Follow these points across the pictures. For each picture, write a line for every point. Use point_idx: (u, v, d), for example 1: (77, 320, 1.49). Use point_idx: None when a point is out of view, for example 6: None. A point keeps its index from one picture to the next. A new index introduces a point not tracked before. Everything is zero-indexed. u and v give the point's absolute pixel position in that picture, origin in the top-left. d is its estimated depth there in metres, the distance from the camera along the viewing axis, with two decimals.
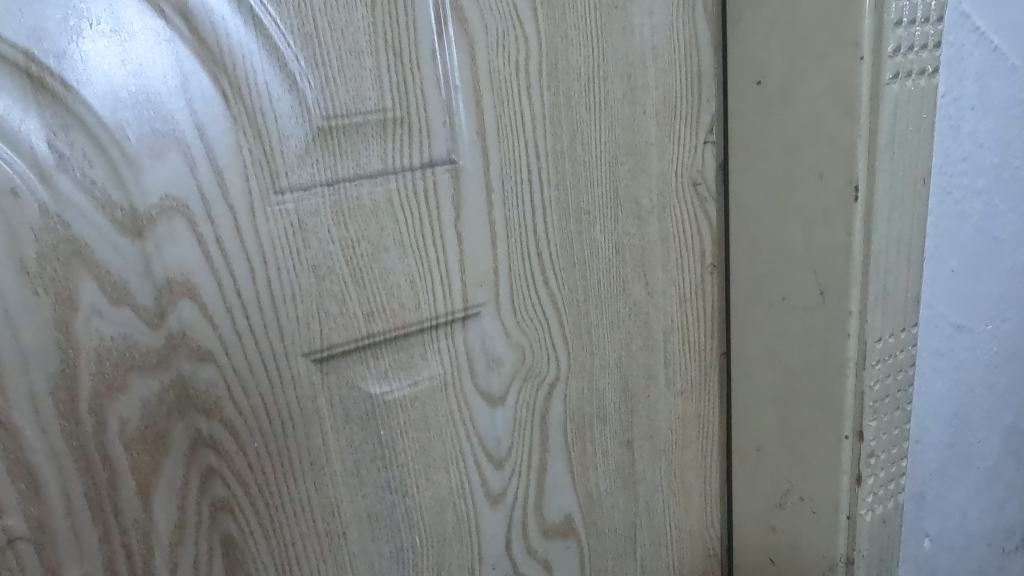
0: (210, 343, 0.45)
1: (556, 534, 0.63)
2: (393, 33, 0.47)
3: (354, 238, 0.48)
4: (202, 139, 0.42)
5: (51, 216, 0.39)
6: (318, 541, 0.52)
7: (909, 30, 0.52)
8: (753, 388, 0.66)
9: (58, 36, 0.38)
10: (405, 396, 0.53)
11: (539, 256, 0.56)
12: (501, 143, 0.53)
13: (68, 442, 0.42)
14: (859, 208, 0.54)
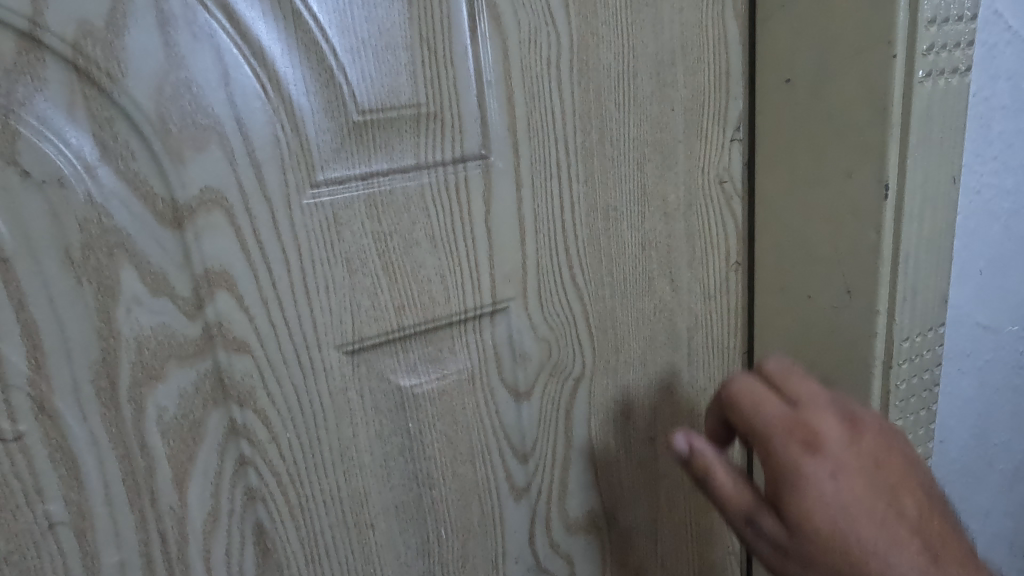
0: (245, 333, 0.46)
1: (579, 529, 0.63)
2: (428, 28, 0.48)
3: (387, 232, 0.49)
4: (242, 133, 0.43)
5: (96, 207, 0.40)
6: (346, 532, 0.52)
7: (943, 28, 0.51)
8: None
9: (105, 28, 0.39)
10: (433, 389, 0.53)
11: (566, 251, 0.57)
12: (531, 138, 0.53)
13: (107, 428, 0.43)
14: (889, 207, 0.54)
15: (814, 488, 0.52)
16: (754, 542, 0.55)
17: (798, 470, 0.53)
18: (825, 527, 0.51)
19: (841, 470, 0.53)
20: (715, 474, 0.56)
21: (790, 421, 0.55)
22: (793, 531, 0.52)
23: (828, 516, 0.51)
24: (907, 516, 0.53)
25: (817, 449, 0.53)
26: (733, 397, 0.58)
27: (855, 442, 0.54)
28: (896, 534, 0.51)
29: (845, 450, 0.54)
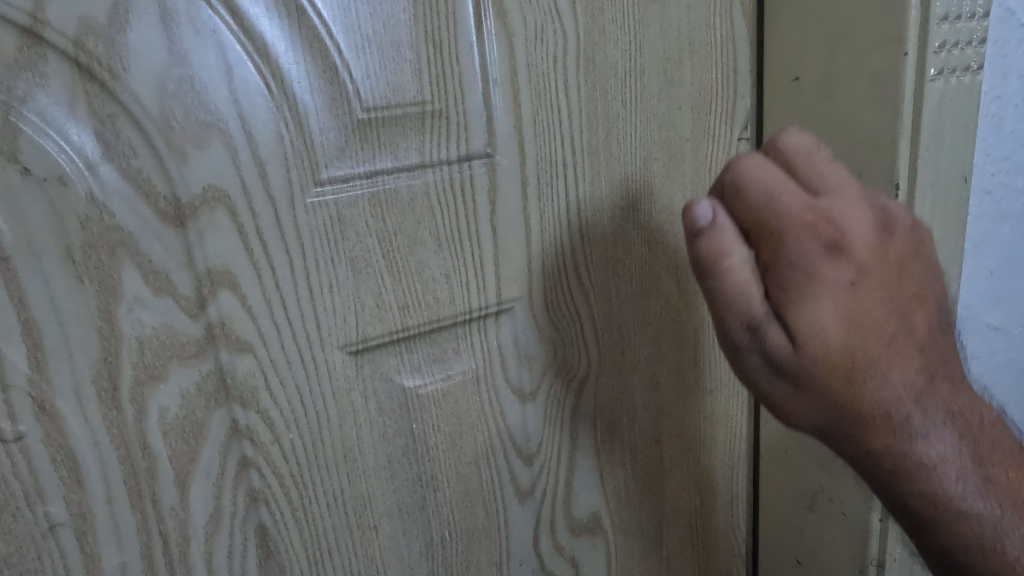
0: (248, 333, 0.45)
1: (584, 532, 0.63)
2: (433, 26, 0.47)
3: (392, 232, 0.48)
4: (245, 131, 0.42)
5: (97, 205, 0.39)
6: (350, 534, 0.52)
7: (955, 25, 0.51)
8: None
9: (107, 24, 0.38)
10: (437, 390, 0.53)
11: (572, 251, 0.56)
12: (537, 137, 0.52)
13: (109, 429, 0.42)
14: None
15: (820, 322, 0.45)
16: (750, 363, 0.49)
17: (819, 279, 0.45)
18: (834, 342, 0.45)
19: (862, 276, 0.46)
20: (727, 268, 0.46)
21: (801, 212, 0.46)
22: (801, 346, 0.46)
23: (839, 334, 0.46)
24: (916, 338, 0.47)
25: (841, 256, 0.46)
26: (739, 190, 0.47)
27: (879, 232, 0.47)
28: (908, 376, 0.46)
29: (868, 251, 0.46)
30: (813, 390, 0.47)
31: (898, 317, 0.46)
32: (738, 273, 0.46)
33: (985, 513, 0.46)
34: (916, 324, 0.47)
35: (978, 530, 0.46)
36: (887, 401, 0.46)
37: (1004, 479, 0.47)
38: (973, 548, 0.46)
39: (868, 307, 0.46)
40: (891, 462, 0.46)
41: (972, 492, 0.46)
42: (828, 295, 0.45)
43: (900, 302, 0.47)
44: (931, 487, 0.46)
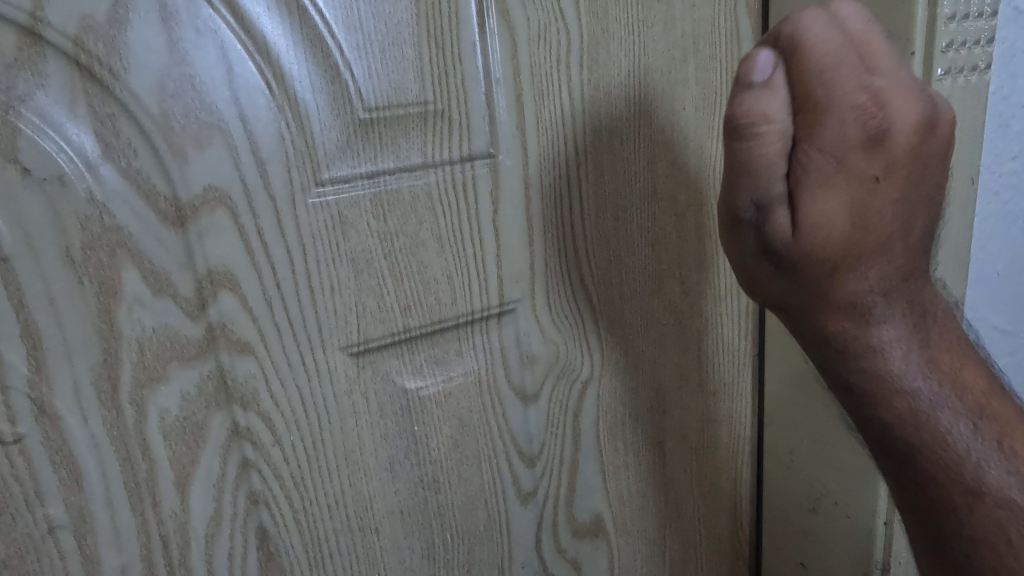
0: (249, 335, 0.45)
1: (586, 535, 0.62)
2: (435, 24, 0.47)
3: (393, 232, 0.48)
4: (246, 130, 0.42)
5: (97, 205, 0.39)
6: (351, 537, 0.51)
7: (962, 25, 0.50)
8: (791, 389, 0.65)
9: (107, 23, 0.38)
10: (439, 392, 0.52)
11: (575, 251, 0.56)
12: (540, 136, 0.52)
13: (109, 431, 0.42)
14: None
15: (827, 208, 0.45)
16: (739, 233, 0.49)
17: (847, 171, 0.44)
18: (834, 231, 0.46)
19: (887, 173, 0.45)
20: (761, 138, 0.44)
21: (852, 91, 0.43)
22: (799, 225, 0.46)
23: (841, 221, 0.45)
24: (909, 237, 0.48)
25: (878, 153, 0.44)
26: (796, 53, 0.43)
27: (921, 129, 0.45)
28: (888, 271, 0.48)
29: (902, 147, 0.45)
30: (796, 267, 0.47)
31: (901, 219, 0.47)
32: (770, 146, 0.44)
33: (926, 398, 0.48)
34: (912, 226, 0.48)
35: (913, 410, 0.48)
36: (859, 295, 0.48)
37: (948, 367, 0.49)
38: (908, 429, 0.48)
39: (876, 206, 0.46)
40: (843, 340, 0.49)
41: (919, 379, 0.49)
42: (845, 181, 0.45)
43: (907, 207, 0.47)
44: (878, 366, 0.49)
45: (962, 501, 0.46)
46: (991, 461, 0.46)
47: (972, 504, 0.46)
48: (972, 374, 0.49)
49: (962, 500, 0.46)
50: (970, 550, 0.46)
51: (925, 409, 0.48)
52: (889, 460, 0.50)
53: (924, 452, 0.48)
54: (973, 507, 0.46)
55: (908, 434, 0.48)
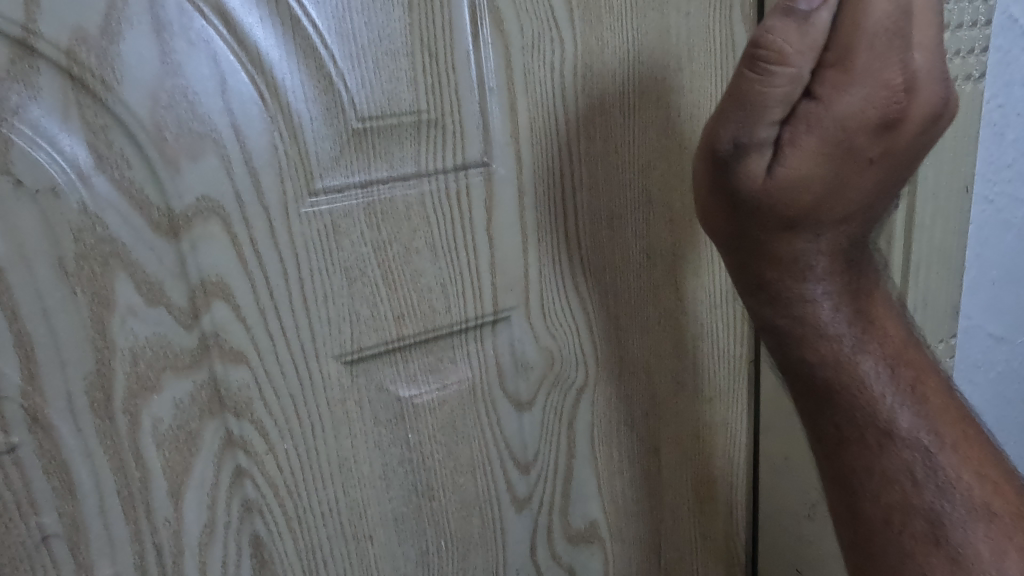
0: (242, 344, 0.45)
1: (581, 541, 0.62)
2: (429, 34, 0.47)
3: (387, 241, 0.48)
4: (239, 140, 0.42)
5: (90, 216, 0.39)
6: (345, 544, 0.51)
7: (956, 34, 0.50)
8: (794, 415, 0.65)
9: (100, 35, 0.38)
10: (433, 400, 0.53)
11: (569, 259, 0.56)
12: (535, 144, 0.52)
13: (102, 440, 0.42)
14: (899, 216, 0.53)
15: (804, 168, 0.44)
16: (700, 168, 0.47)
17: (844, 142, 0.43)
18: (808, 192, 0.45)
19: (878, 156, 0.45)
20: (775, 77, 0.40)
21: (884, 59, 0.41)
22: (773, 179, 0.45)
23: (815, 187, 0.45)
24: (870, 209, 0.48)
25: (882, 135, 0.44)
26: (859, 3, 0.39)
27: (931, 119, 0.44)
28: (840, 235, 0.48)
29: (906, 134, 0.44)
30: (755, 216, 0.47)
31: (870, 189, 0.47)
32: (782, 89, 0.41)
33: (849, 347, 0.50)
34: (880, 200, 0.48)
35: (840, 356, 0.50)
36: (806, 248, 0.48)
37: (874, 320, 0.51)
38: (833, 373, 0.50)
39: (853, 181, 0.45)
40: (779, 283, 0.50)
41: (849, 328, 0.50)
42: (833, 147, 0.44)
43: (881, 183, 0.47)
44: (811, 316, 0.50)
45: (871, 444, 0.50)
46: (904, 410, 0.50)
47: (883, 448, 0.49)
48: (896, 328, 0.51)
49: (872, 439, 0.50)
50: (879, 488, 0.49)
51: (849, 356, 0.50)
52: (809, 400, 0.52)
53: (842, 394, 0.50)
54: (885, 450, 0.49)
55: (830, 377, 0.50)
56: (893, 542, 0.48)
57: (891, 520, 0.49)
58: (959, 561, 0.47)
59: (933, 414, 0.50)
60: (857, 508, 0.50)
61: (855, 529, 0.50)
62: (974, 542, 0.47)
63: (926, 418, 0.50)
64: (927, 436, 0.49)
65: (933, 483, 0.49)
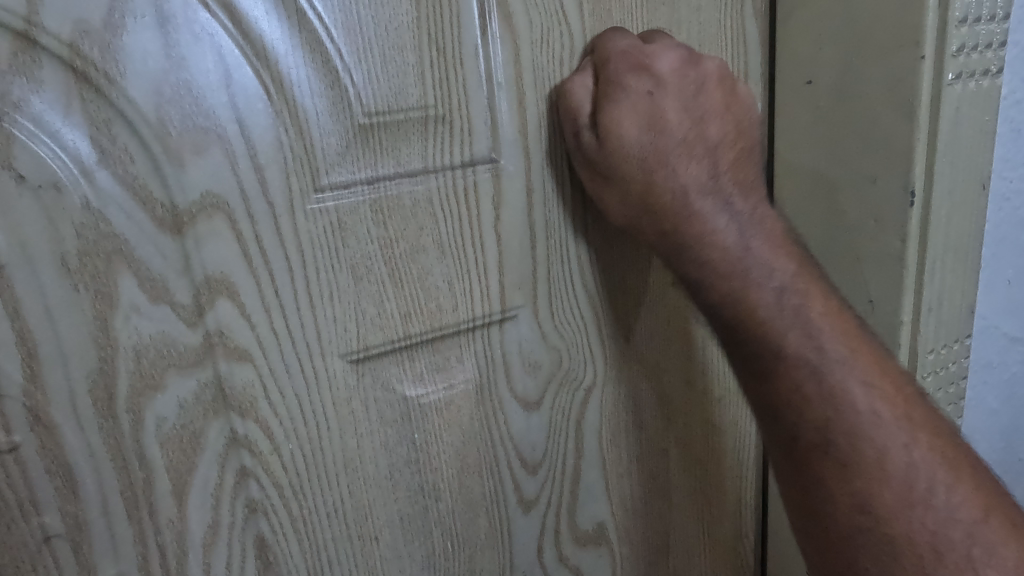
0: (247, 342, 0.44)
1: (589, 543, 0.62)
2: (436, 28, 0.46)
3: (393, 239, 0.47)
4: (243, 135, 0.42)
5: (93, 212, 0.39)
6: (350, 545, 0.51)
7: (974, 28, 0.49)
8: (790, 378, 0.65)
9: (102, 28, 0.37)
10: (440, 400, 0.52)
11: (577, 257, 0.55)
12: (543, 140, 0.51)
13: (105, 439, 0.42)
14: (915, 214, 0.52)
15: (625, 123, 0.48)
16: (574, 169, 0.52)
17: (620, 87, 0.48)
18: (636, 143, 0.48)
19: (660, 87, 0.48)
20: (569, 87, 0.50)
21: (630, 52, 0.49)
22: (609, 141, 0.48)
23: (639, 129, 0.48)
24: (708, 140, 0.50)
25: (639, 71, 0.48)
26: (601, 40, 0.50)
27: (684, 67, 0.49)
28: (702, 171, 0.50)
29: (668, 69, 0.49)
30: (614, 180, 0.49)
31: (691, 121, 0.49)
32: (579, 94, 0.50)
33: (742, 279, 0.49)
34: (710, 129, 0.50)
35: (733, 292, 0.50)
36: (671, 189, 0.49)
37: (763, 250, 0.50)
38: (729, 309, 0.50)
39: (670, 115, 0.48)
40: (676, 232, 0.50)
41: (740, 260, 0.50)
42: (628, 103, 0.48)
43: (703, 114, 0.50)
44: (700, 254, 0.50)
45: (771, 372, 0.48)
46: (793, 330, 0.48)
47: (780, 375, 0.48)
48: (784, 256, 0.50)
49: (778, 363, 0.48)
50: (787, 414, 0.47)
51: (745, 286, 0.49)
52: (726, 341, 0.51)
53: (751, 327, 0.49)
54: (781, 374, 0.47)
55: (729, 317, 0.50)
56: (800, 457, 0.46)
57: (795, 437, 0.47)
58: (850, 466, 0.45)
59: (819, 329, 0.48)
60: (777, 437, 0.48)
61: (782, 464, 0.48)
62: (861, 444, 0.45)
63: (814, 337, 0.47)
64: (815, 354, 0.47)
65: (823, 396, 0.46)
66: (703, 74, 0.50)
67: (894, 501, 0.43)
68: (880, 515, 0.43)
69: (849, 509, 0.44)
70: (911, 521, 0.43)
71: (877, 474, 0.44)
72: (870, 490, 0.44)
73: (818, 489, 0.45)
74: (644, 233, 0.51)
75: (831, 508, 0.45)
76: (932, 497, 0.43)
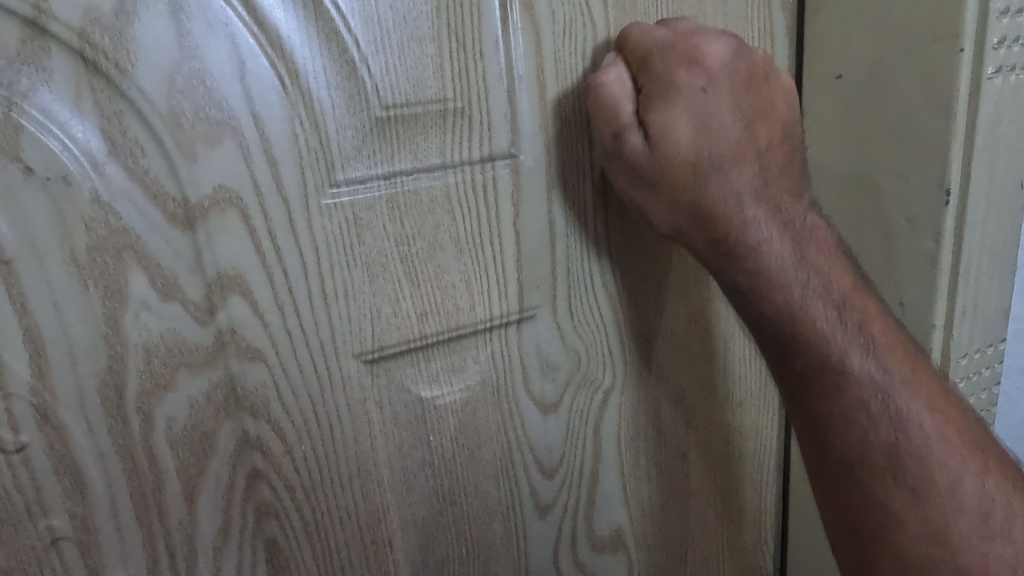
0: (260, 341, 0.43)
1: (606, 549, 0.60)
2: (456, 17, 0.45)
3: (410, 236, 0.46)
4: (258, 128, 0.40)
5: (103, 206, 0.38)
6: (363, 549, 0.50)
7: (1016, 20, 0.47)
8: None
9: (114, 16, 0.36)
10: (456, 402, 0.50)
11: (598, 255, 0.53)
12: (564, 134, 0.50)
13: (114, 440, 0.41)
14: (950, 214, 0.50)
15: (671, 125, 0.46)
16: (609, 170, 0.49)
17: (664, 81, 0.46)
18: (682, 145, 0.46)
19: (712, 87, 0.47)
20: (606, 85, 0.47)
21: (682, 44, 0.47)
22: (657, 144, 0.46)
23: (687, 134, 0.46)
24: (757, 144, 0.48)
25: (690, 67, 0.46)
26: (626, 34, 0.48)
27: (736, 60, 0.48)
28: (760, 179, 0.49)
29: (720, 66, 0.47)
30: (665, 186, 0.48)
31: (744, 129, 0.48)
32: (618, 91, 0.47)
33: (800, 291, 0.47)
34: (719, 129, 0.47)
35: (792, 302, 0.47)
36: (732, 201, 0.48)
37: (818, 261, 0.48)
38: (788, 322, 0.47)
39: (715, 121, 0.47)
40: (730, 244, 0.48)
41: (795, 274, 0.48)
42: (687, 85, 0.46)
43: (749, 116, 0.48)
44: (757, 260, 0.48)
45: (828, 386, 0.46)
46: (853, 351, 0.46)
47: (841, 390, 0.46)
48: (842, 270, 0.48)
49: (829, 379, 0.46)
50: (839, 428, 0.46)
51: (797, 302, 0.47)
52: (771, 356, 0.49)
53: (804, 344, 0.47)
54: (841, 391, 0.46)
55: (787, 328, 0.47)
56: (854, 473, 0.45)
57: (855, 458, 0.45)
58: (920, 493, 0.43)
59: (882, 350, 0.46)
60: (826, 454, 0.46)
61: (821, 476, 0.47)
62: (930, 468, 0.43)
63: (877, 355, 0.46)
64: (881, 374, 0.45)
65: (889, 418, 0.45)
66: (752, 67, 0.48)
67: (971, 530, 0.42)
68: (951, 544, 0.42)
69: (917, 535, 0.43)
70: (986, 551, 0.42)
71: (950, 499, 0.43)
72: (943, 518, 0.43)
73: (879, 513, 0.44)
74: (691, 237, 0.49)
75: (898, 538, 0.43)
76: (1003, 530, 0.42)
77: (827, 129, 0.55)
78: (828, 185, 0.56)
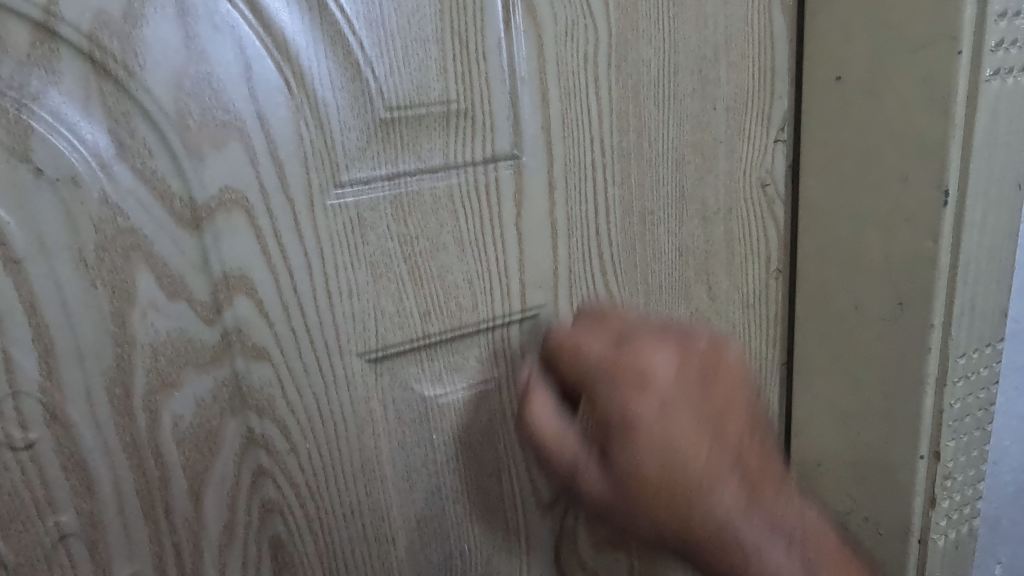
0: (265, 340, 0.44)
1: (607, 547, 0.61)
2: (460, 20, 0.45)
3: (413, 236, 0.46)
4: (264, 129, 0.41)
5: (111, 206, 0.38)
6: (367, 547, 0.50)
7: (1013, 22, 0.48)
8: (825, 379, 0.61)
9: (122, 19, 0.37)
10: (458, 400, 0.51)
11: (599, 256, 0.54)
12: (566, 136, 0.50)
13: (121, 437, 0.41)
14: (948, 214, 0.50)
15: (637, 458, 0.46)
16: (568, 445, 0.51)
17: (608, 420, 0.48)
18: (652, 466, 0.46)
19: (669, 401, 0.46)
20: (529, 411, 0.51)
21: (619, 358, 0.49)
22: (614, 475, 0.48)
23: (655, 462, 0.46)
24: (727, 446, 0.47)
25: (641, 391, 0.48)
26: (566, 339, 0.52)
27: (684, 357, 0.49)
28: (728, 455, 0.47)
29: (666, 379, 0.47)
30: (631, 505, 0.47)
31: (716, 442, 0.47)
32: (554, 432, 0.50)
33: (757, 550, 0.47)
34: (683, 443, 0.46)
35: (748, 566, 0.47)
36: (714, 508, 0.46)
37: (766, 501, 0.48)
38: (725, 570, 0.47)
39: (682, 439, 0.46)
40: (699, 543, 0.47)
41: (761, 533, 0.47)
42: (646, 352, 0.45)
43: (711, 418, 0.47)
44: (705, 548, 0.46)
45: (742, 546, 0.47)
46: (763, 543, 0.47)
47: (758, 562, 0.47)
48: (767, 476, 0.47)
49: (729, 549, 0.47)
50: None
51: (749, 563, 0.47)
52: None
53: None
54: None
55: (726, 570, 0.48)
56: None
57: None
58: None
59: (804, 547, 0.48)
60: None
61: None
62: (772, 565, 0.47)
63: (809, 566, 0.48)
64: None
65: (757, 550, 0.47)
66: (708, 361, 0.48)
67: None
68: None
69: None
70: None
71: None
72: None
73: None
74: (639, 526, 0.49)
75: None
76: None
77: (827, 130, 0.56)
78: (827, 186, 0.57)
